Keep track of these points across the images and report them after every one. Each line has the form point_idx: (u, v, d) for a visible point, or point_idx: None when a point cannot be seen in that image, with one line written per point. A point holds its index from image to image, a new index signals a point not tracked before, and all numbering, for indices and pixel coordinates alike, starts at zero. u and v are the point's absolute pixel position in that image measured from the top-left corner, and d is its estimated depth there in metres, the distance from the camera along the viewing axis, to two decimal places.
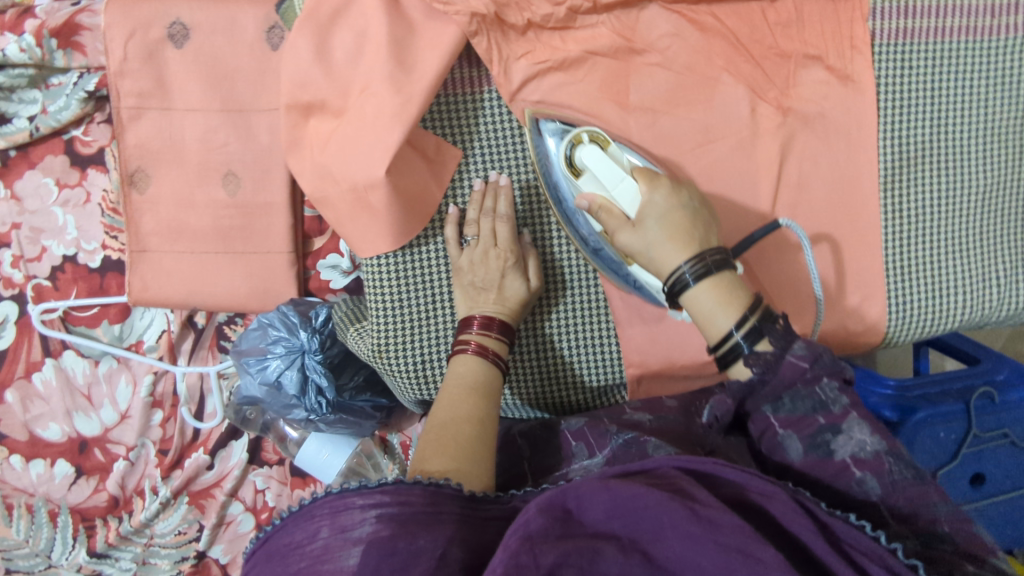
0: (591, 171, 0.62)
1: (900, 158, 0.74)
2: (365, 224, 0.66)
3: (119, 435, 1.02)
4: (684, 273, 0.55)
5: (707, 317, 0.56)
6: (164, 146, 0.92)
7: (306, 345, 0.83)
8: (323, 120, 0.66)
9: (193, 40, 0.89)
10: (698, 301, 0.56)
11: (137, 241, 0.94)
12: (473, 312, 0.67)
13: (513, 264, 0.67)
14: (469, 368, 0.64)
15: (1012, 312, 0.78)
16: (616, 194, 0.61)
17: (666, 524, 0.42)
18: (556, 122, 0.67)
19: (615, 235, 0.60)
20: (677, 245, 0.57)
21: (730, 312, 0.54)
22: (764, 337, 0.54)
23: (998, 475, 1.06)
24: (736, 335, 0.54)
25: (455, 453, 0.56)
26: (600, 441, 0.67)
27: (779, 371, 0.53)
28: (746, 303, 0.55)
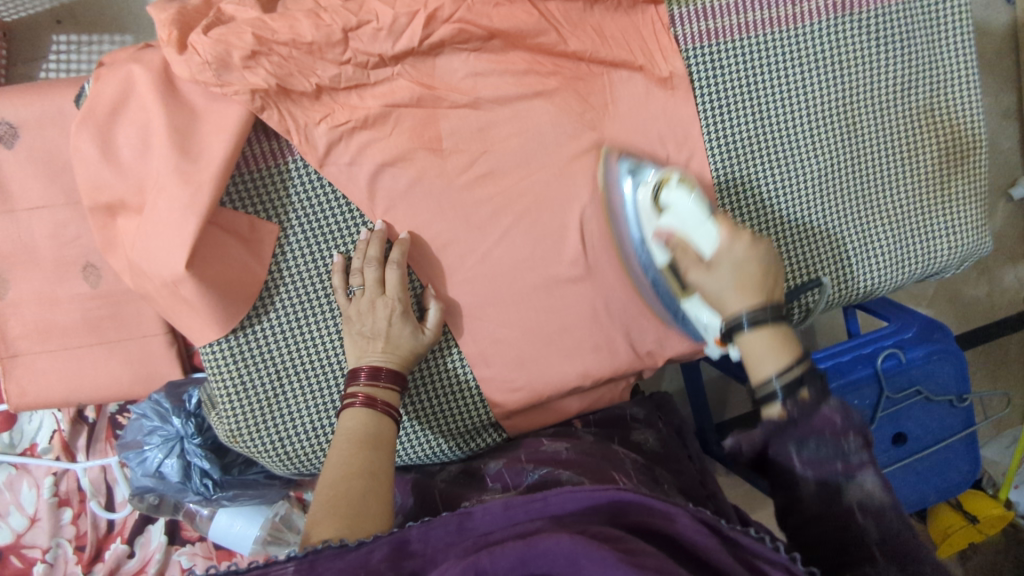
0: (676, 211, 0.65)
1: (729, 154, 0.74)
2: (187, 315, 0.65)
3: (32, 539, 0.99)
4: (743, 315, 0.60)
5: (758, 358, 0.59)
6: (15, 249, 0.89)
7: (183, 431, 0.84)
8: (127, 219, 0.65)
9: (23, 138, 0.86)
10: (753, 344, 0.59)
11: (6, 347, 0.93)
12: (361, 362, 0.66)
13: (402, 313, 0.67)
14: (358, 422, 0.62)
15: (870, 289, 0.78)
16: (696, 235, 0.64)
17: (580, 555, 0.42)
18: (629, 162, 0.70)
19: (688, 273, 0.64)
20: (745, 292, 0.61)
21: (782, 360, 0.57)
22: (801, 386, 0.56)
23: (920, 431, 1.02)
24: (775, 381, 0.57)
25: (345, 509, 0.54)
26: (515, 479, 0.68)
27: (814, 419, 0.54)
28: (796, 355, 0.58)
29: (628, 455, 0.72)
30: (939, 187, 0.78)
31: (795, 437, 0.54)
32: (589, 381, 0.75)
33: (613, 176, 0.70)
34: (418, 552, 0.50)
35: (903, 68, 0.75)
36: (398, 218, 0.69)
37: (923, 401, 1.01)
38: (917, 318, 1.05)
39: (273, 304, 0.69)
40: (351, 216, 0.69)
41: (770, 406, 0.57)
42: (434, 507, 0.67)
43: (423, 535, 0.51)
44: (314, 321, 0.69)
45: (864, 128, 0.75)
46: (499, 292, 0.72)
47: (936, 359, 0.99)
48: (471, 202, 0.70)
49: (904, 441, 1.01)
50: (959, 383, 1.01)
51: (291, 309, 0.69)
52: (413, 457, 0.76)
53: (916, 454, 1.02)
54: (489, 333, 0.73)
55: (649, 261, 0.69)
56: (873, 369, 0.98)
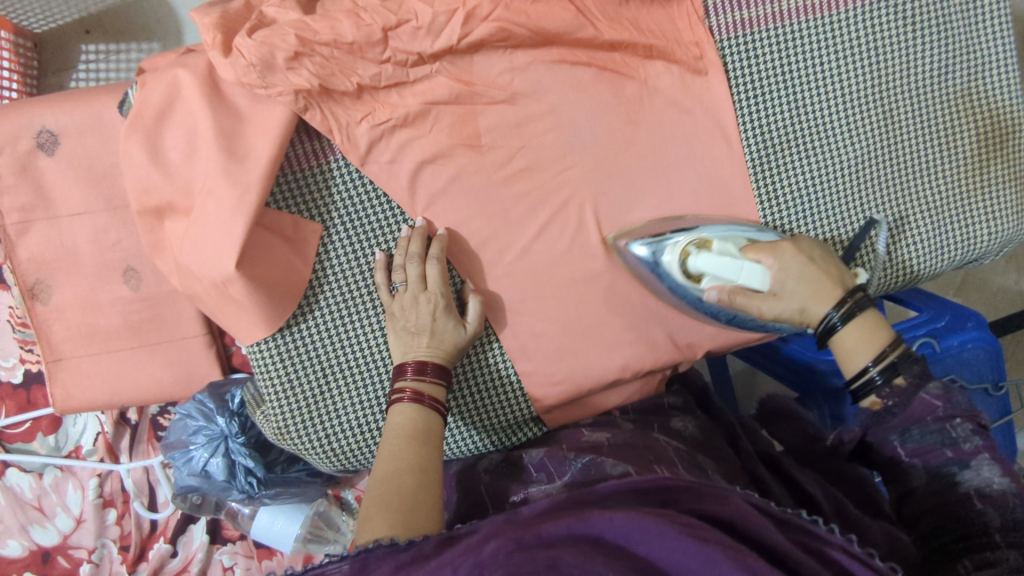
0: (711, 272, 0.66)
1: (765, 143, 0.74)
2: (234, 315, 0.66)
3: (78, 539, 1.01)
4: (834, 312, 0.63)
5: (852, 353, 0.63)
6: (59, 255, 0.92)
7: (227, 430, 0.84)
8: (175, 221, 0.66)
9: (64, 145, 0.88)
10: (845, 343, 0.63)
11: (51, 351, 0.94)
12: (407, 357, 0.67)
13: (445, 308, 0.67)
14: (406, 418, 0.63)
15: (910, 277, 0.77)
16: (747, 278, 0.65)
17: (635, 527, 0.43)
18: (644, 239, 0.71)
19: (763, 311, 0.66)
20: (812, 295, 0.65)
21: (872, 352, 0.62)
22: (900, 371, 0.60)
23: None
24: (875, 373, 0.61)
25: (399, 505, 0.54)
26: (560, 470, 0.66)
27: (914, 407, 0.59)
28: (888, 342, 0.62)
29: (670, 443, 0.69)
30: (977, 173, 0.77)
31: (898, 427, 0.60)
32: (629, 374, 0.75)
33: (631, 259, 0.71)
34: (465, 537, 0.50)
35: (939, 53, 0.74)
36: (438, 214, 0.70)
37: None
38: (949, 306, 1.04)
39: (317, 303, 0.69)
40: (392, 214, 0.70)
41: (869, 399, 0.62)
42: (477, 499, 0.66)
43: (470, 522, 0.50)
44: (358, 319, 0.70)
45: (900, 116, 0.75)
46: (538, 286, 0.72)
47: (972, 349, 0.98)
48: (509, 197, 0.70)
49: None
50: (995, 371, 1.00)
51: (335, 307, 0.70)
52: (458, 452, 0.77)
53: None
54: (529, 328, 0.74)
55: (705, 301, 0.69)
56: None
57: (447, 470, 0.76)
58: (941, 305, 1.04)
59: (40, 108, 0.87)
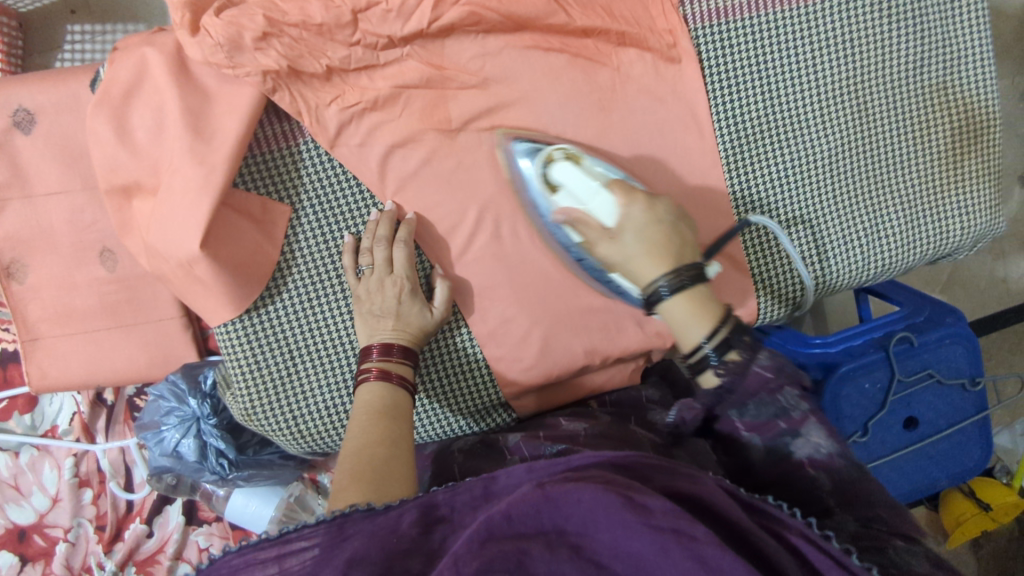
0: (566, 187, 0.66)
1: (738, 134, 0.74)
2: (201, 295, 0.67)
3: (54, 518, 1.02)
4: (664, 282, 0.58)
5: (682, 328, 0.59)
6: (34, 234, 0.91)
7: (199, 412, 0.84)
8: (143, 200, 0.66)
9: (40, 124, 0.88)
10: (672, 311, 0.59)
11: (27, 330, 0.94)
12: (373, 339, 0.67)
13: (411, 291, 0.68)
14: (373, 396, 0.63)
15: (881, 271, 0.77)
16: (594, 206, 0.63)
17: (598, 514, 0.42)
18: (523, 142, 0.69)
19: (595, 245, 0.63)
20: (652, 258, 0.60)
21: (705, 325, 0.58)
22: (732, 348, 0.57)
23: (932, 415, 1.02)
24: (707, 347, 0.57)
25: (370, 476, 0.55)
26: (534, 452, 0.67)
27: (745, 380, 0.57)
28: (719, 317, 0.58)
29: (648, 437, 0.69)
30: (951, 167, 0.77)
31: (735, 402, 0.58)
32: (598, 361, 0.76)
33: (510, 159, 0.70)
34: (446, 516, 0.51)
35: (914, 46, 0.74)
36: (408, 198, 0.70)
37: (935, 385, 1.00)
38: (929, 302, 1.04)
39: (285, 285, 0.69)
40: (362, 197, 0.70)
41: (703, 373, 0.59)
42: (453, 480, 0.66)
43: (450, 499, 0.51)
44: (326, 301, 0.70)
45: (873, 108, 0.75)
46: (507, 272, 0.73)
47: (949, 343, 0.99)
48: (480, 183, 0.70)
49: (916, 425, 1.01)
50: (972, 367, 1.00)
51: (303, 290, 0.70)
52: (429, 435, 0.78)
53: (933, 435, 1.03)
54: (499, 313, 0.74)
55: (574, 250, 0.69)
56: (884, 353, 0.98)
57: (421, 452, 0.77)
58: (920, 301, 1.05)
59: (16, 86, 0.87)
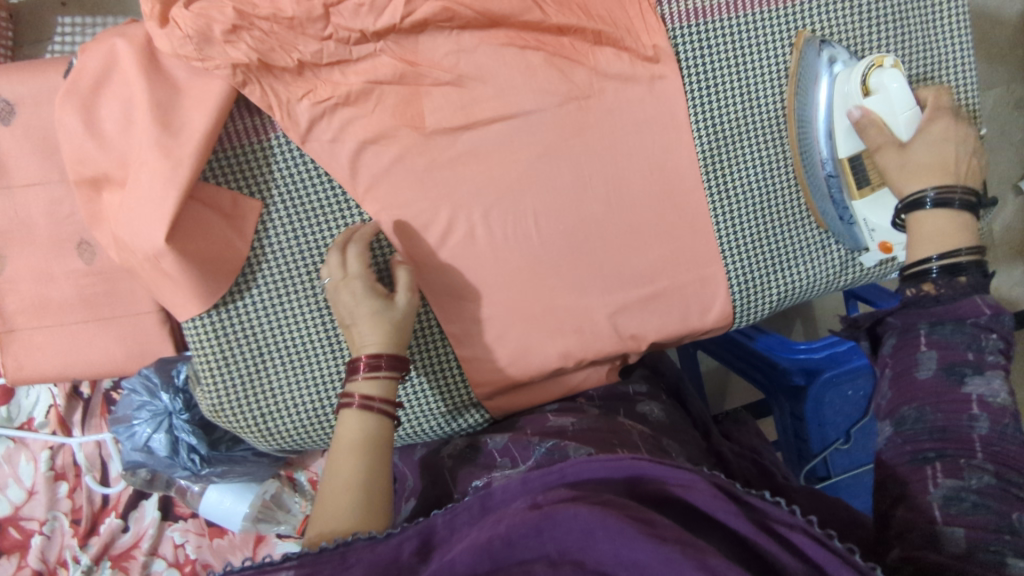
0: (886, 92, 0.65)
1: (717, 136, 0.73)
2: (168, 289, 0.66)
3: (29, 511, 1.02)
4: (931, 191, 0.63)
5: (932, 239, 0.63)
6: (11, 225, 0.91)
7: (171, 406, 0.83)
8: (112, 192, 0.65)
9: (19, 115, 0.88)
10: (930, 223, 0.64)
11: (3, 322, 0.94)
12: (358, 356, 0.65)
13: (366, 287, 0.65)
14: (358, 426, 0.61)
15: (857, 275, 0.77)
16: (899, 119, 0.65)
17: (596, 526, 0.44)
18: (830, 49, 0.70)
19: (879, 151, 0.66)
20: (936, 170, 0.64)
21: (946, 245, 0.62)
22: (961, 273, 0.61)
23: None
24: (937, 262, 0.61)
25: (348, 505, 0.56)
26: (523, 452, 0.68)
27: (962, 302, 0.59)
28: (969, 245, 0.62)
29: (636, 427, 0.72)
30: None
31: (931, 304, 0.61)
32: (572, 364, 0.75)
33: (811, 68, 0.71)
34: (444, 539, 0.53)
35: (896, 50, 0.74)
36: (381, 196, 0.69)
37: None
38: None
39: (255, 280, 0.69)
40: (334, 193, 0.69)
41: (921, 282, 0.62)
42: (442, 482, 0.70)
43: (448, 521, 0.54)
44: (296, 297, 0.70)
45: None
46: (481, 273, 0.72)
47: None
48: (454, 181, 0.70)
49: None
50: None
51: (273, 285, 0.69)
52: (409, 434, 0.77)
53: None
54: (472, 313, 0.73)
55: (829, 164, 0.71)
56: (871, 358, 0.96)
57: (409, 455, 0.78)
58: None
59: None
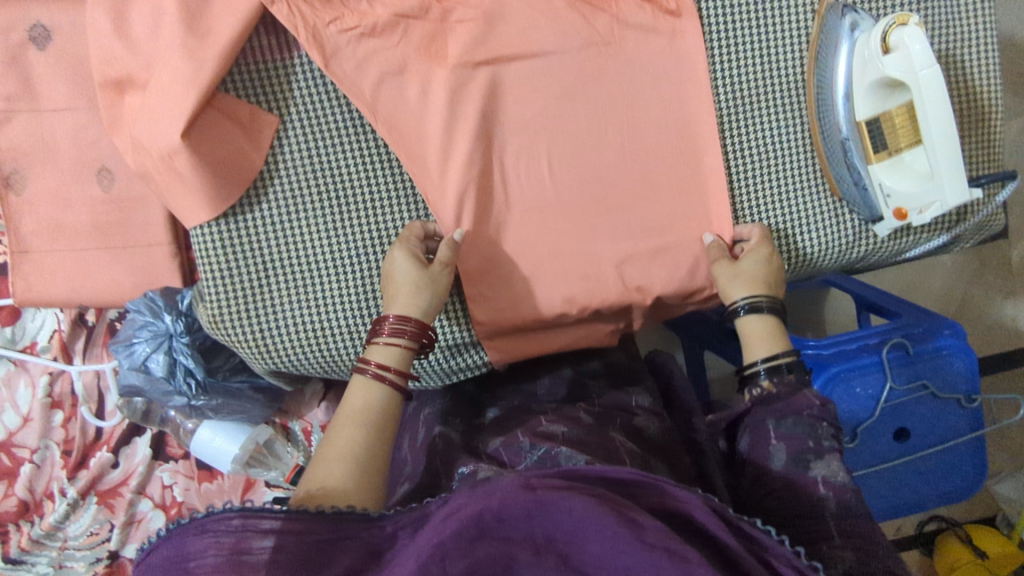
0: (906, 50, 0.62)
1: (735, 94, 0.73)
2: (179, 192, 0.67)
3: (22, 438, 1.02)
4: (742, 301, 0.69)
5: (756, 339, 0.68)
6: (35, 146, 0.93)
7: (172, 328, 0.84)
8: (134, 95, 0.67)
9: (55, 41, 0.90)
10: (751, 325, 0.69)
11: (18, 242, 0.95)
12: (388, 313, 0.67)
13: (404, 256, 0.68)
14: (364, 394, 0.63)
15: (874, 247, 0.76)
16: (924, 79, 0.61)
17: (591, 525, 0.43)
18: (852, 15, 0.70)
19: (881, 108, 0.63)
20: (757, 282, 0.70)
21: (771, 347, 0.67)
22: (787, 372, 0.66)
23: (924, 428, 1.01)
24: (763, 364, 0.66)
25: (346, 458, 0.58)
26: (514, 458, 0.68)
27: (794, 399, 0.63)
28: (785, 348, 0.67)
29: (625, 442, 0.71)
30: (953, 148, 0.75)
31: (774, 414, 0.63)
32: (577, 313, 0.74)
33: (833, 30, 0.71)
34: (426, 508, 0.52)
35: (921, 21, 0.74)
36: (398, 125, 0.69)
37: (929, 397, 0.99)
38: (924, 315, 1.06)
39: (266, 194, 0.70)
40: (350, 118, 0.71)
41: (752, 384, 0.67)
42: (436, 471, 0.70)
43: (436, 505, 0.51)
44: (304, 218, 0.71)
45: None
46: (494, 210, 0.72)
47: (946, 354, 0.99)
48: (473, 121, 0.70)
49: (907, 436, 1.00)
50: (969, 383, 0.99)
51: (283, 201, 0.70)
52: (435, 370, 0.77)
53: (919, 452, 1.01)
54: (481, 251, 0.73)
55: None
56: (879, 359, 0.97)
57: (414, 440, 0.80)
58: (920, 316, 1.06)
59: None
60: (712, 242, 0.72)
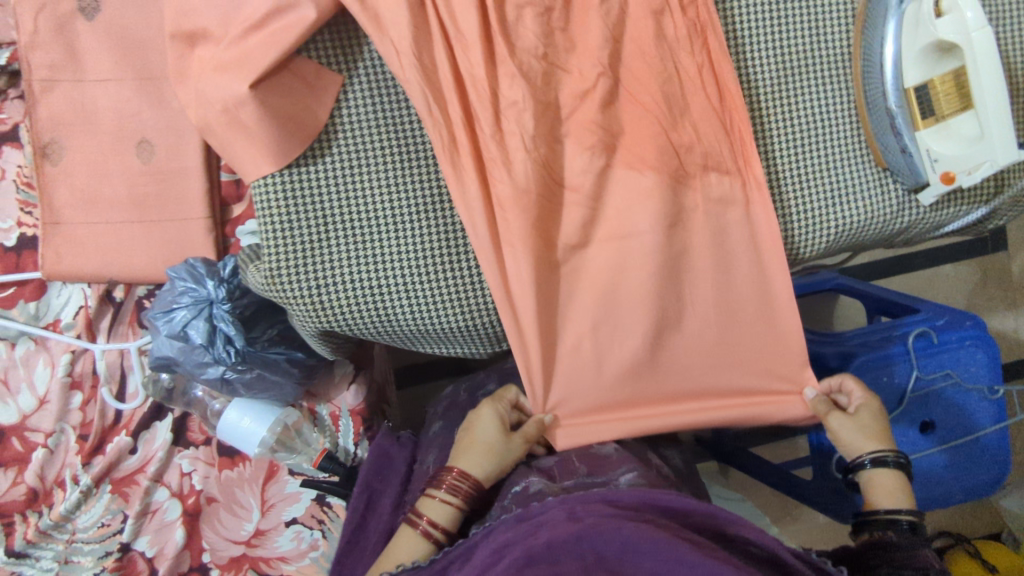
0: (958, 13, 0.66)
1: (782, 69, 0.77)
2: (245, 146, 0.67)
3: (36, 421, 0.98)
4: (868, 458, 0.75)
5: (885, 493, 0.73)
6: (77, 117, 0.93)
7: (214, 295, 0.82)
8: (205, 48, 0.67)
9: (104, 13, 0.92)
10: (880, 479, 0.74)
11: (50, 213, 0.94)
12: (454, 465, 0.73)
13: (491, 424, 0.76)
14: (404, 545, 0.68)
15: (916, 217, 0.78)
16: (976, 40, 0.65)
17: (637, 542, 0.47)
18: None
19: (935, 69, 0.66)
20: (869, 439, 0.77)
21: (896, 503, 0.72)
22: (902, 530, 0.68)
23: (949, 419, 0.97)
24: (882, 513, 0.70)
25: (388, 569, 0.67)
26: (563, 470, 0.73)
27: (915, 557, 0.61)
28: (909, 507, 0.71)
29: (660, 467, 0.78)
30: None
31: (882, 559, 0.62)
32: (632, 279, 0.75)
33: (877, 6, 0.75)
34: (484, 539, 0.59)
35: None
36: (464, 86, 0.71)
37: (954, 387, 0.97)
38: (949, 310, 1.03)
39: (331, 149, 0.70)
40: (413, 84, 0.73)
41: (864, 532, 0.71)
42: (487, 506, 0.77)
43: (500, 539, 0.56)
44: (365, 172, 0.71)
45: None
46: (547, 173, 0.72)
47: (970, 345, 0.96)
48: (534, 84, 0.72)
49: (932, 428, 0.96)
50: (992, 374, 0.97)
51: (348, 157, 0.70)
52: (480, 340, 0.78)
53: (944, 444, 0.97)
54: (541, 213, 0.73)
55: (895, 95, 0.73)
56: (903, 347, 0.96)
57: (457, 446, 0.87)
58: (940, 308, 1.05)
59: None
60: (815, 397, 0.77)
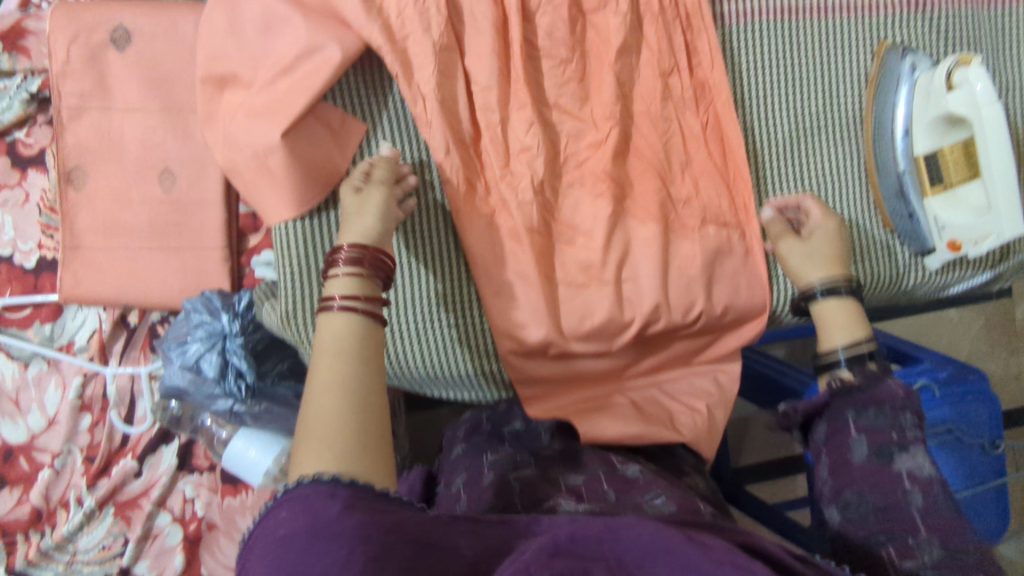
0: (970, 89, 0.67)
1: (798, 128, 0.78)
2: (267, 191, 0.68)
3: (46, 441, 0.99)
4: (817, 285, 0.69)
5: (834, 327, 0.67)
6: (103, 145, 0.94)
7: (227, 328, 0.83)
8: (234, 93, 0.69)
9: (135, 44, 0.94)
10: (832, 312, 0.68)
11: (71, 238, 0.95)
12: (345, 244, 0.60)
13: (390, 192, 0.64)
14: (338, 325, 0.52)
15: (926, 279, 0.79)
16: (986, 117, 0.66)
17: (661, 547, 0.42)
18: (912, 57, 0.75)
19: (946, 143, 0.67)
20: (828, 262, 0.70)
21: (852, 335, 0.66)
22: (868, 361, 0.64)
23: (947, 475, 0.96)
24: (842, 352, 0.66)
25: (332, 450, 0.45)
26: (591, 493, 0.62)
27: (881, 385, 0.60)
28: (867, 334, 0.66)
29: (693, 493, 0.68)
30: None
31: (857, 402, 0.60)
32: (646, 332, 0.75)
33: (892, 71, 0.76)
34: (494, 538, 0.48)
35: None
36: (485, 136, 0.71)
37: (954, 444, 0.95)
38: (951, 361, 1.01)
39: None
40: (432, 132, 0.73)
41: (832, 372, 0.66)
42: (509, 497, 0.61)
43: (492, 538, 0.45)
44: None
45: None
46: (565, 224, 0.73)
47: (973, 400, 0.95)
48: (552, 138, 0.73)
49: None
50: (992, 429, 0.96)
51: None
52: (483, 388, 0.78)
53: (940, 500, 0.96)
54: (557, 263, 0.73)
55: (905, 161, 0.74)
56: None
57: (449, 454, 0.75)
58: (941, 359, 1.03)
59: (121, 6, 0.93)
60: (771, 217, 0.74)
